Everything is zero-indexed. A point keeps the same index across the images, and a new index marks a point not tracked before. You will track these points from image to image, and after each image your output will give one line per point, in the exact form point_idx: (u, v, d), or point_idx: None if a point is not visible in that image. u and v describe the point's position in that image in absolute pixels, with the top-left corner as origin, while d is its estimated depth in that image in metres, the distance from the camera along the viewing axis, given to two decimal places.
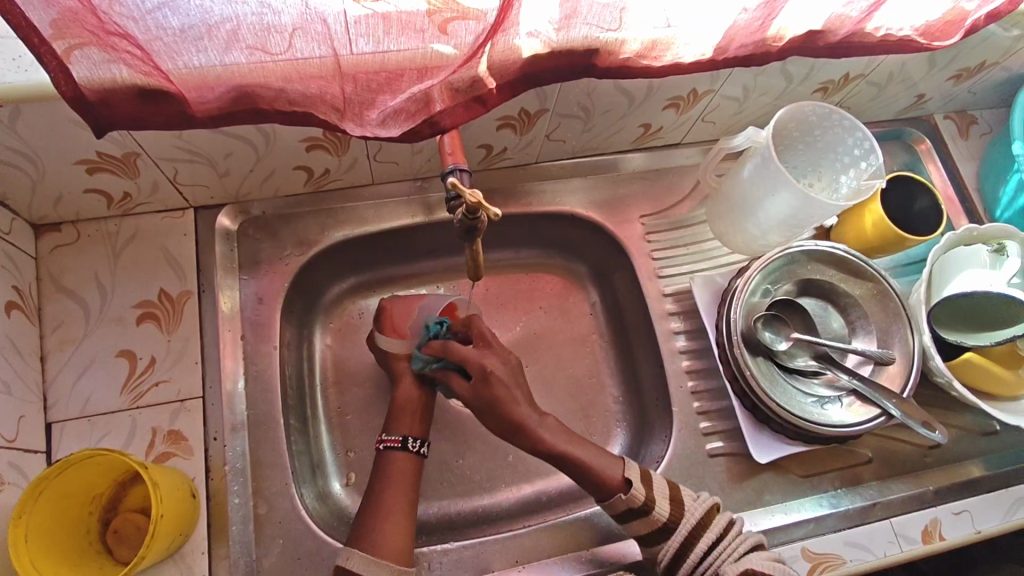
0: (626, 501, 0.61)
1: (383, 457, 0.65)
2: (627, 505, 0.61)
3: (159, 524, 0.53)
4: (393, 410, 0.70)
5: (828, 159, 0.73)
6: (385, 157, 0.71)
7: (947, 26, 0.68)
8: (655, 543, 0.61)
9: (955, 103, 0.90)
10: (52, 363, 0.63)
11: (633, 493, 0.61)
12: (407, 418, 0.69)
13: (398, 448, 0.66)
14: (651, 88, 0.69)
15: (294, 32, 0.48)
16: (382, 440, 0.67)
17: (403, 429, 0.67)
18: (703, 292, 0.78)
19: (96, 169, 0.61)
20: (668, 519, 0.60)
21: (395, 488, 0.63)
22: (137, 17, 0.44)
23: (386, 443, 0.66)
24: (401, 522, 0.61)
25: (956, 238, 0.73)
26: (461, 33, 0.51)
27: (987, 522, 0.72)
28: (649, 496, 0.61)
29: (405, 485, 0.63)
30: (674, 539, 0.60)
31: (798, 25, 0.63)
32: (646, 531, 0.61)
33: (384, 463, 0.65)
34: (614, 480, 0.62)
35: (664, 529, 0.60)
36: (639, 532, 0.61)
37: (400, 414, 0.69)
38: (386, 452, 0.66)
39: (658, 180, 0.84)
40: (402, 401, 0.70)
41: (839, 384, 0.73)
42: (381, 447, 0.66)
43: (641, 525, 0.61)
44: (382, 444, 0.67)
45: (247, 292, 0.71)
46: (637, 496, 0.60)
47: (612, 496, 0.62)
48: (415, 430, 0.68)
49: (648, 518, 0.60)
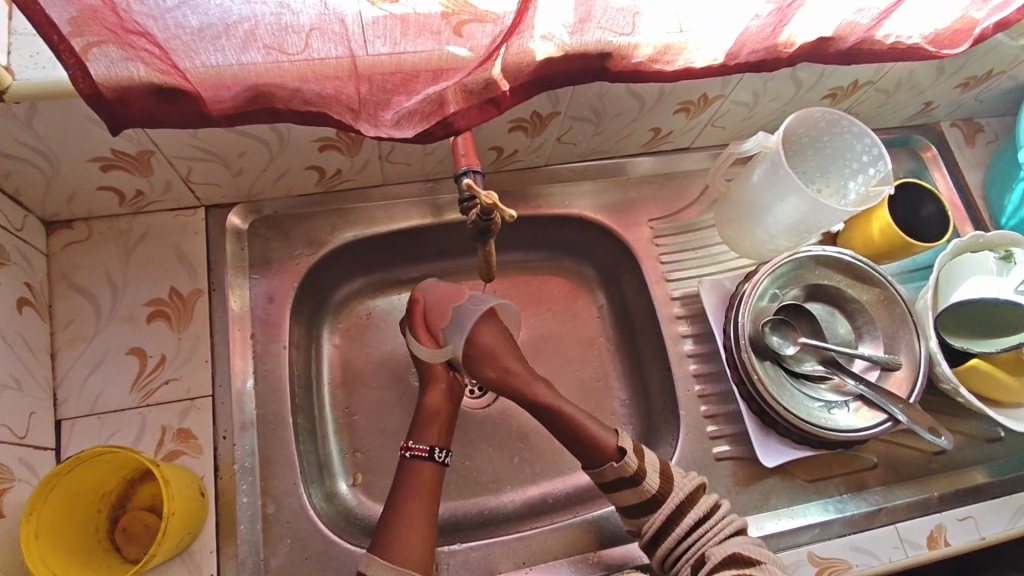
0: (618, 469, 0.63)
1: (408, 466, 0.65)
2: (618, 474, 0.63)
3: (170, 521, 0.53)
4: (418, 416, 0.70)
5: (837, 165, 0.73)
6: (397, 158, 0.71)
7: (956, 34, 0.68)
8: (639, 514, 0.63)
9: (962, 111, 0.91)
10: (62, 361, 0.63)
11: (626, 461, 0.63)
12: (436, 425, 0.68)
13: (426, 458, 0.66)
14: (662, 92, 0.70)
15: (311, 33, 0.49)
16: (407, 447, 0.66)
17: (431, 439, 0.67)
18: (711, 296, 0.78)
19: (110, 166, 0.61)
20: (657, 491, 0.63)
21: (417, 495, 0.63)
22: (157, 15, 0.45)
23: (412, 451, 0.66)
24: (418, 533, 0.60)
25: (961, 245, 0.74)
26: (476, 35, 0.52)
27: (991, 529, 0.72)
28: (641, 466, 0.63)
29: (426, 493, 0.63)
30: (660, 511, 0.62)
31: (809, 32, 0.63)
32: (633, 501, 0.63)
33: (409, 473, 0.65)
34: (609, 448, 0.65)
35: (652, 500, 0.63)
36: (627, 502, 0.64)
37: (424, 421, 0.69)
38: (412, 461, 0.65)
39: (667, 184, 0.85)
40: (429, 408, 0.70)
41: (846, 389, 0.73)
42: (407, 455, 0.66)
43: (630, 495, 0.63)
44: (407, 451, 0.66)
45: (257, 292, 0.71)
46: (631, 465, 0.63)
47: (605, 464, 0.64)
48: (440, 440, 0.68)
49: (638, 488, 0.63)
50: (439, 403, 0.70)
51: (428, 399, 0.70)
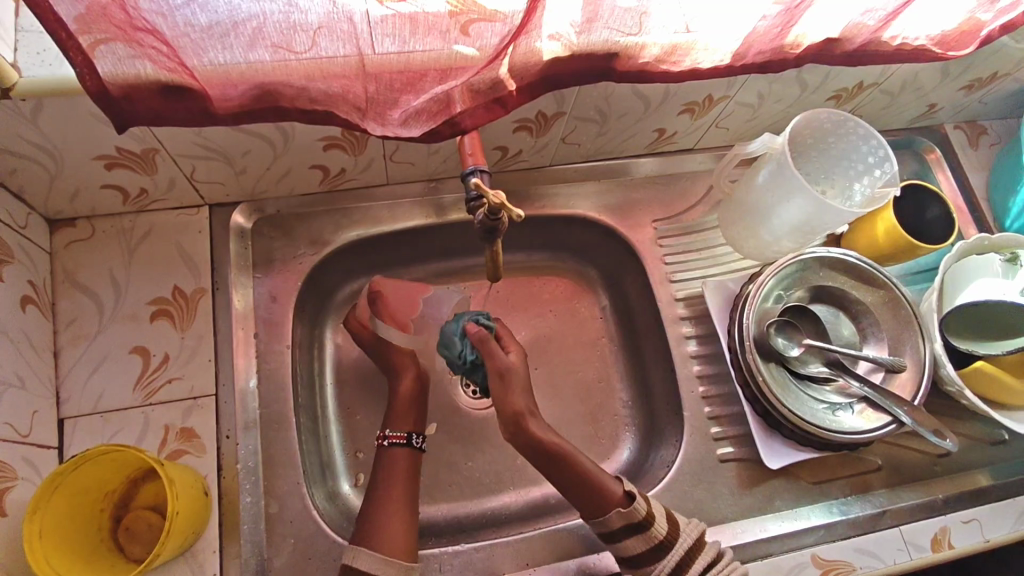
0: (624, 515, 0.61)
1: (386, 454, 0.66)
2: (625, 519, 0.61)
3: (174, 520, 0.52)
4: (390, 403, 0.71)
5: (841, 166, 0.73)
6: (401, 157, 0.71)
7: (963, 36, 0.68)
8: (645, 564, 0.61)
9: (965, 114, 0.91)
10: (65, 360, 0.63)
11: (634, 506, 0.61)
12: (406, 411, 0.69)
13: (403, 444, 0.66)
14: (667, 93, 0.70)
15: (319, 31, 0.49)
16: (385, 436, 0.67)
17: (404, 426, 0.68)
18: (715, 297, 0.78)
19: (114, 164, 0.61)
20: (665, 536, 0.61)
21: (392, 479, 0.64)
22: (166, 12, 0.45)
23: (389, 439, 0.66)
24: (400, 519, 0.61)
25: (968, 246, 0.73)
26: (485, 35, 0.52)
27: (996, 532, 0.72)
28: (649, 511, 0.61)
29: (401, 476, 0.64)
30: (668, 558, 0.60)
31: (816, 32, 0.63)
32: (643, 550, 0.61)
33: (387, 460, 0.66)
34: (616, 495, 0.63)
35: (660, 547, 0.60)
36: (633, 551, 0.61)
37: (393, 408, 0.70)
38: (390, 448, 0.66)
39: (670, 185, 0.84)
40: (398, 394, 0.71)
41: (850, 391, 0.73)
42: (385, 443, 0.67)
43: (638, 543, 0.61)
44: (385, 440, 0.67)
45: (260, 291, 0.70)
46: (640, 510, 0.61)
47: (610, 511, 0.62)
48: (413, 425, 0.69)
49: (646, 534, 0.61)
50: (408, 388, 0.71)
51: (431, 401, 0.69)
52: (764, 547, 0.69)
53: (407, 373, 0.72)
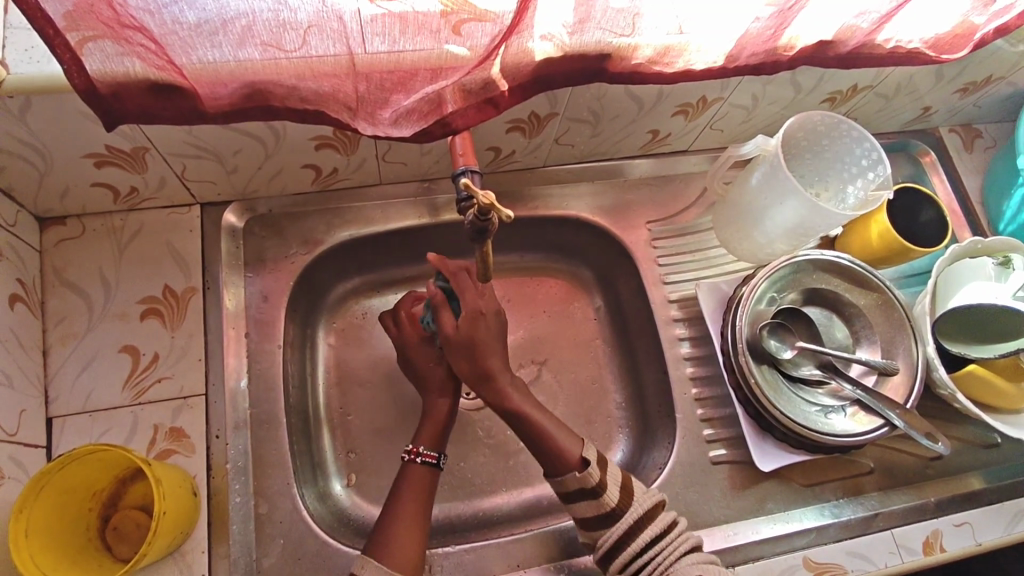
0: (580, 479, 0.60)
1: (411, 469, 0.64)
2: (579, 484, 0.60)
3: (161, 521, 0.52)
4: (423, 419, 0.69)
5: (835, 168, 0.73)
6: (394, 157, 0.71)
7: (957, 39, 0.68)
8: (595, 528, 0.60)
9: (960, 117, 0.91)
10: (54, 358, 0.63)
11: (588, 472, 0.60)
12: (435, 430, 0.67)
13: (431, 463, 0.65)
14: (660, 94, 0.70)
15: (309, 29, 0.48)
16: (417, 452, 0.65)
17: (434, 444, 0.66)
18: (708, 299, 0.77)
19: (104, 162, 0.60)
20: (617, 505, 0.59)
21: (414, 495, 0.62)
22: (154, 10, 0.44)
23: (422, 456, 0.65)
24: (414, 541, 0.59)
25: (960, 250, 0.74)
26: (476, 34, 0.51)
27: (988, 535, 0.72)
28: (602, 479, 0.60)
29: (421, 494, 0.63)
30: (619, 526, 0.59)
31: (810, 35, 0.63)
32: (592, 515, 0.60)
33: (409, 475, 0.64)
34: (572, 458, 0.62)
35: (611, 514, 0.59)
36: (583, 514, 0.60)
37: (428, 425, 0.68)
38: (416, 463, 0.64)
39: (665, 187, 0.84)
40: (434, 414, 0.69)
41: (842, 394, 0.73)
42: (413, 456, 0.65)
43: (588, 508, 0.60)
44: (416, 455, 0.65)
45: (252, 290, 0.70)
46: (592, 476, 0.60)
47: (566, 473, 0.61)
48: (441, 445, 0.67)
49: (597, 501, 0.60)
50: (444, 411, 0.69)
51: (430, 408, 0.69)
52: (756, 550, 0.69)
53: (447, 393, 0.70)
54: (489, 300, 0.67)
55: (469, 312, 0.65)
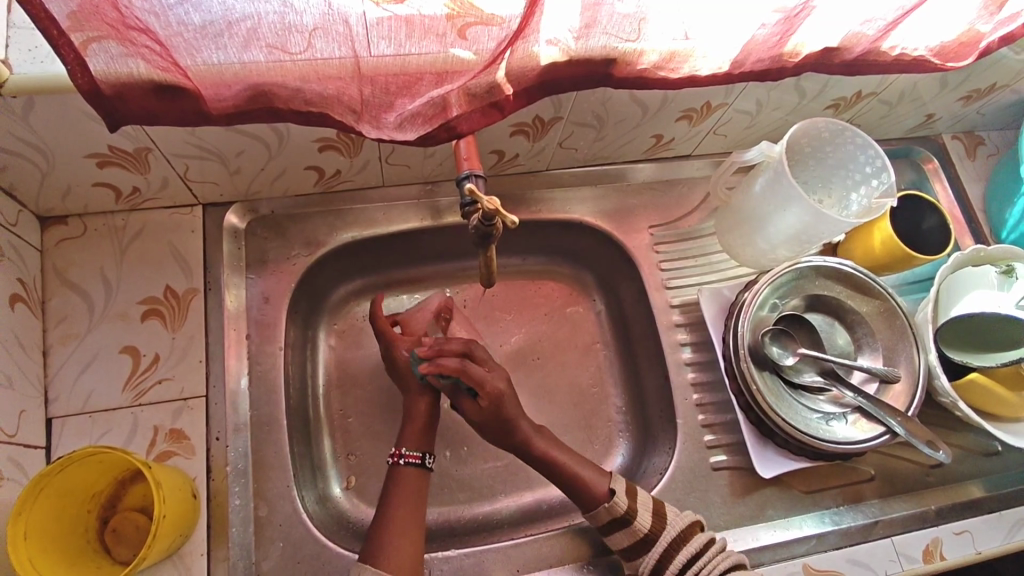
0: (609, 510, 0.63)
1: (398, 473, 0.64)
2: (610, 515, 0.63)
3: (161, 523, 0.52)
4: (404, 420, 0.69)
5: (839, 175, 0.73)
6: (397, 159, 0.70)
7: (961, 47, 0.68)
8: (637, 555, 0.62)
9: (963, 124, 0.91)
10: (54, 359, 0.62)
11: (615, 502, 0.63)
12: (416, 431, 0.67)
13: (415, 463, 0.64)
14: (665, 100, 0.69)
15: (314, 32, 0.48)
16: (401, 454, 0.65)
17: (418, 444, 0.66)
18: (710, 304, 0.77)
19: (106, 163, 0.60)
20: (650, 529, 0.61)
21: (403, 499, 0.62)
22: (160, 11, 0.44)
23: (405, 457, 0.64)
24: (406, 545, 0.59)
25: (963, 258, 0.74)
26: (482, 38, 0.51)
27: (987, 543, 0.72)
28: (630, 505, 0.62)
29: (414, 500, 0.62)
30: (654, 550, 0.60)
31: (815, 41, 0.63)
32: (628, 544, 0.62)
33: (397, 478, 0.64)
34: (599, 492, 0.64)
35: (646, 539, 0.61)
36: (621, 545, 0.62)
37: (410, 427, 0.68)
38: (403, 465, 0.64)
39: (667, 191, 0.84)
40: (416, 414, 0.69)
41: (844, 401, 0.73)
42: (399, 458, 0.65)
43: (623, 537, 0.62)
44: (399, 458, 0.65)
45: (253, 291, 0.70)
46: (620, 504, 0.62)
47: (596, 506, 0.64)
48: (425, 444, 0.67)
49: (630, 528, 0.62)
50: (425, 410, 0.69)
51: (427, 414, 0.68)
52: (756, 556, 0.69)
53: (428, 393, 0.70)
54: (501, 377, 0.67)
55: (491, 400, 0.65)
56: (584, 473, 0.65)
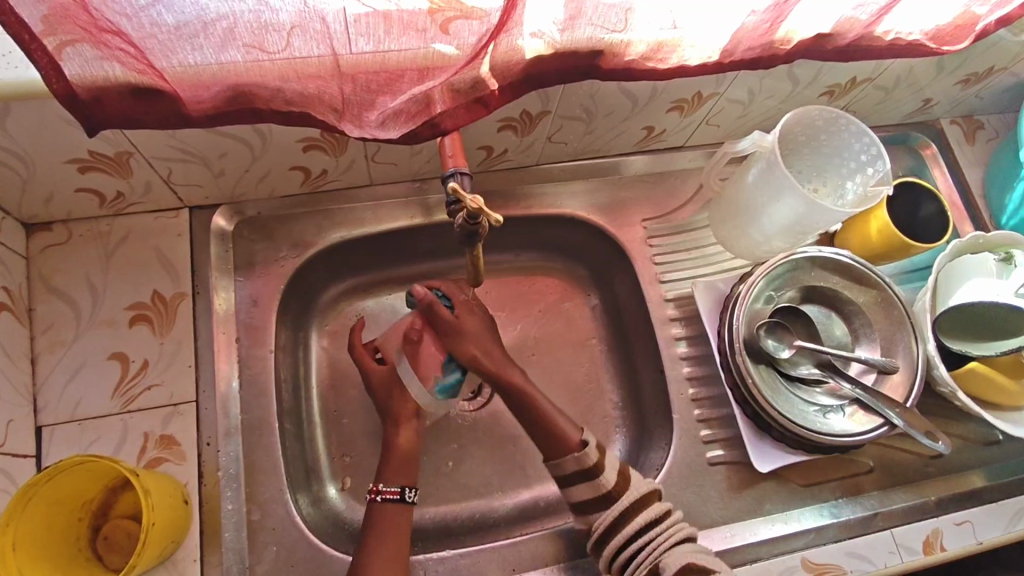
0: (578, 460, 0.63)
1: (376, 510, 0.62)
2: (578, 465, 0.63)
3: (150, 532, 0.51)
4: (384, 454, 0.66)
5: (833, 163, 0.72)
6: (383, 158, 0.69)
7: (958, 30, 0.66)
8: (591, 511, 0.63)
9: (962, 108, 0.89)
10: (42, 367, 0.62)
11: (587, 452, 0.63)
12: (400, 464, 0.65)
13: (396, 500, 0.62)
14: (655, 90, 0.68)
15: (292, 31, 0.47)
16: (378, 491, 0.63)
17: (399, 479, 0.64)
18: (705, 298, 0.76)
19: (88, 168, 0.59)
20: (613, 487, 0.62)
21: (386, 538, 0.60)
22: (131, 13, 0.43)
23: (383, 494, 0.63)
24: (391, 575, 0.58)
25: (961, 245, 0.72)
26: (463, 33, 0.50)
27: (989, 533, 0.71)
28: (599, 461, 0.63)
29: (398, 538, 0.61)
30: (613, 507, 0.61)
31: (807, 28, 0.61)
32: (590, 496, 0.63)
33: (374, 517, 0.62)
34: (572, 442, 0.65)
35: (607, 496, 0.62)
36: (581, 496, 0.63)
37: (391, 460, 0.65)
38: (382, 504, 0.62)
39: (660, 184, 0.83)
40: (395, 446, 0.66)
41: (841, 393, 0.72)
42: (376, 497, 0.63)
43: (586, 489, 0.63)
44: (377, 495, 0.63)
45: (242, 294, 0.69)
46: (590, 456, 0.63)
47: (566, 455, 0.64)
48: (409, 479, 0.65)
49: (595, 482, 0.62)
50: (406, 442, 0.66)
51: (394, 435, 0.67)
52: (754, 551, 0.68)
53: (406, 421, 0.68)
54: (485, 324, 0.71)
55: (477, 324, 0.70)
56: (560, 422, 0.66)
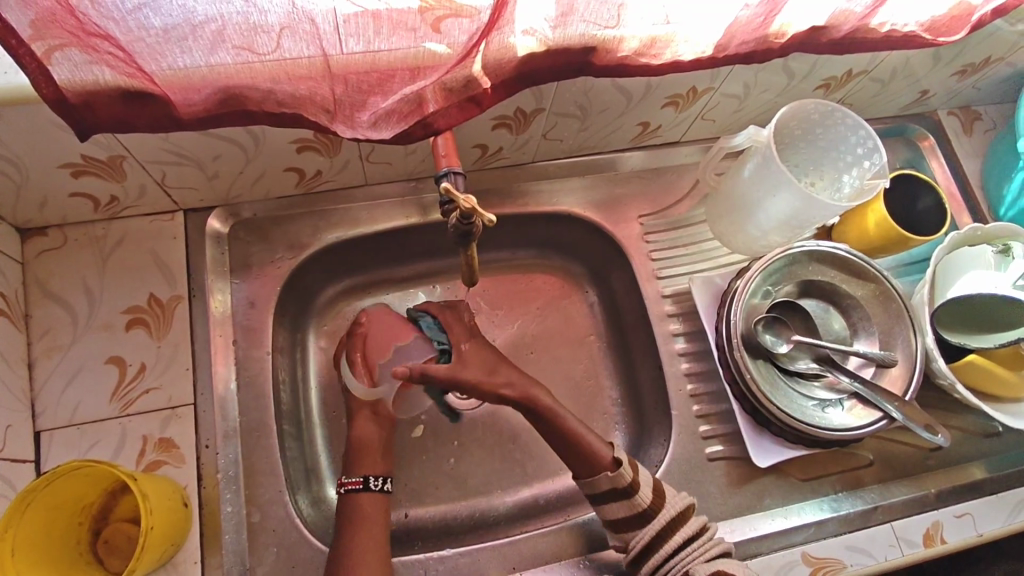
0: (612, 479, 0.63)
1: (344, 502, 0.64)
2: (612, 484, 0.63)
3: (149, 536, 0.51)
4: (351, 448, 0.68)
5: (830, 157, 0.72)
6: (378, 158, 0.69)
7: (954, 21, 0.66)
8: (627, 529, 0.63)
9: (959, 99, 0.89)
10: (39, 372, 0.62)
11: (621, 472, 0.63)
12: (371, 456, 0.67)
13: (360, 489, 0.65)
14: (649, 86, 0.68)
15: (281, 32, 0.47)
16: (343, 483, 0.65)
17: (362, 470, 0.66)
18: (703, 293, 0.76)
19: (81, 172, 0.59)
20: (650, 505, 0.62)
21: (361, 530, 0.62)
22: (118, 17, 0.43)
23: (347, 486, 0.65)
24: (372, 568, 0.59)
25: (959, 238, 0.72)
26: (454, 32, 0.50)
27: (989, 525, 0.71)
28: (634, 479, 0.63)
29: (373, 528, 0.62)
30: (650, 528, 0.62)
31: (801, 21, 0.61)
32: (625, 515, 0.63)
33: (348, 509, 0.64)
34: (604, 460, 0.65)
35: (644, 514, 0.62)
36: (615, 515, 0.63)
37: (360, 454, 0.68)
38: (349, 494, 0.65)
39: (657, 179, 0.83)
40: (363, 440, 0.68)
41: (840, 386, 0.72)
42: (342, 490, 0.65)
43: (620, 507, 0.63)
44: (343, 487, 0.65)
45: (239, 296, 0.69)
46: (625, 475, 0.63)
47: (599, 474, 0.64)
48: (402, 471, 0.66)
49: (630, 501, 0.63)
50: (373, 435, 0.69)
51: (358, 431, 0.69)
52: (754, 546, 0.68)
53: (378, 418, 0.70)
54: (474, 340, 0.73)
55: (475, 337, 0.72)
56: (590, 440, 0.66)
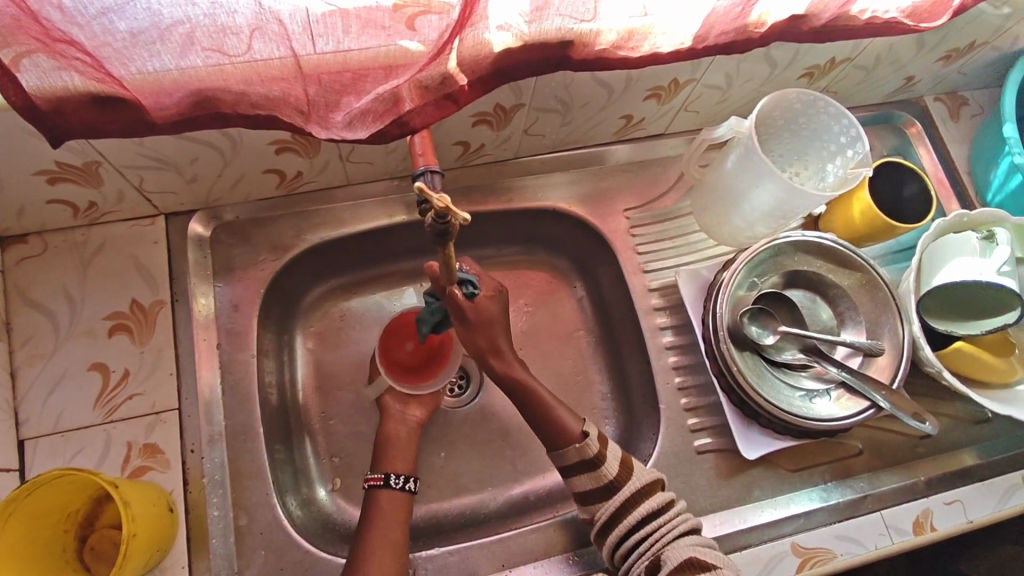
0: (580, 451, 0.63)
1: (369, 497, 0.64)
2: (580, 456, 0.63)
3: (131, 543, 0.51)
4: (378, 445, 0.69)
5: (814, 146, 0.71)
6: (358, 158, 0.69)
7: (934, 6, 0.65)
8: (594, 501, 0.62)
9: (945, 85, 0.88)
10: (22, 380, 0.62)
11: (587, 443, 0.63)
12: (398, 454, 0.67)
13: (381, 485, 0.64)
14: (629, 79, 0.67)
15: (251, 33, 0.47)
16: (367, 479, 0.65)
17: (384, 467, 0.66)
18: (689, 286, 0.76)
19: (57, 179, 0.59)
20: (615, 477, 0.62)
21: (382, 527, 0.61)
22: (82, 22, 0.43)
23: (370, 481, 0.65)
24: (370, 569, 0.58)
25: (945, 225, 0.72)
26: (425, 29, 0.50)
27: (978, 512, 0.71)
28: (600, 451, 0.63)
29: (391, 524, 0.62)
30: (615, 498, 0.61)
31: (780, 10, 0.60)
32: (591, 487, 0.63)
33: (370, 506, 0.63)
34: (573, 433, 0.65)
35: (609, 487, 0.62)
36: (583, 487, 0.63)
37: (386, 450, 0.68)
38: (372, 490, 0.64)
39: (642, 172, 0.82)
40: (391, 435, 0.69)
41: (827, 376, 0.72)
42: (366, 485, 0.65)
43: (588, 479, 0.63)
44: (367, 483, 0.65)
45: (223, 299, 0.69)
46: (591, 446, 0.63)
47: (567, 446, 0.64)
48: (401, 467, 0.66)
49: (596, 472, 0.62)
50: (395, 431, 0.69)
51: (386, 426, 0.69)
52: (743, 538, 0.68)
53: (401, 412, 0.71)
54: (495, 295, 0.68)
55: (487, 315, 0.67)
56: (561, 414, 0.66)
